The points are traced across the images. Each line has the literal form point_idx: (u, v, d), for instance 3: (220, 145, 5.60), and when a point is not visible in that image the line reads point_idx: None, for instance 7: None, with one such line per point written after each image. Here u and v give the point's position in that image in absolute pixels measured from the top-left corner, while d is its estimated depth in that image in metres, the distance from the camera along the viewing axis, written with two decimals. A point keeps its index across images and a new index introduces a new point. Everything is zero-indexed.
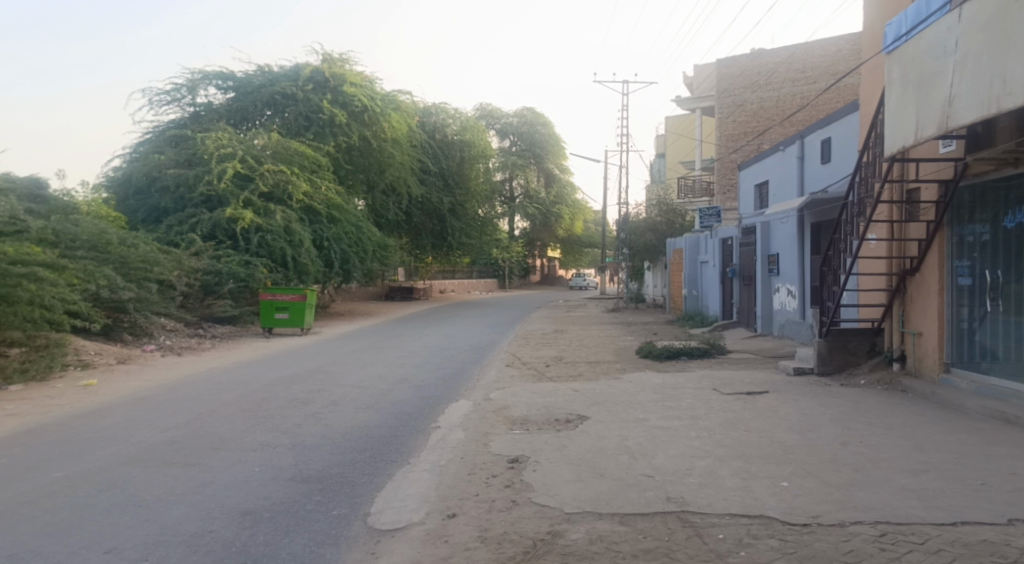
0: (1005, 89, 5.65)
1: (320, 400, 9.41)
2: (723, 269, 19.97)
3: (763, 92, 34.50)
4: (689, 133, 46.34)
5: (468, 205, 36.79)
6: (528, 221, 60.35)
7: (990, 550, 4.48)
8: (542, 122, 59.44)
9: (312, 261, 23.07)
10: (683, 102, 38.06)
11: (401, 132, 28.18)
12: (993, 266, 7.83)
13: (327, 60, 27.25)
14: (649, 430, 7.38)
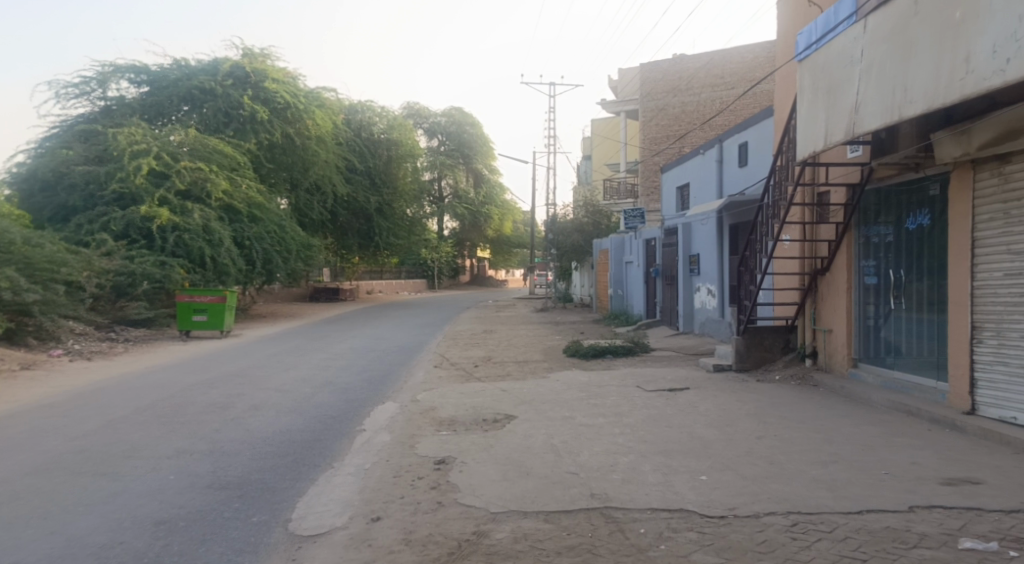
0: (907, 97, 6.12)
1: (240, 404, 9.14)
2: (646, 269, 20.41)
3: (684, 96, 35.38)
4: (614, 136, 47.23)
5: (395, 204, 36.47)
6: (457, 221, 60.16)
7: (892, 536, 4.82)
8: (470, 122, 59.06)
9: (233, 261, 22.49)
10: (608, 106, 38.71)
11: (325, 129, 27.71)
12: (896, 266, 8.21)
13: (248, 55, 26.52)
14: (574, 428, 7.45)
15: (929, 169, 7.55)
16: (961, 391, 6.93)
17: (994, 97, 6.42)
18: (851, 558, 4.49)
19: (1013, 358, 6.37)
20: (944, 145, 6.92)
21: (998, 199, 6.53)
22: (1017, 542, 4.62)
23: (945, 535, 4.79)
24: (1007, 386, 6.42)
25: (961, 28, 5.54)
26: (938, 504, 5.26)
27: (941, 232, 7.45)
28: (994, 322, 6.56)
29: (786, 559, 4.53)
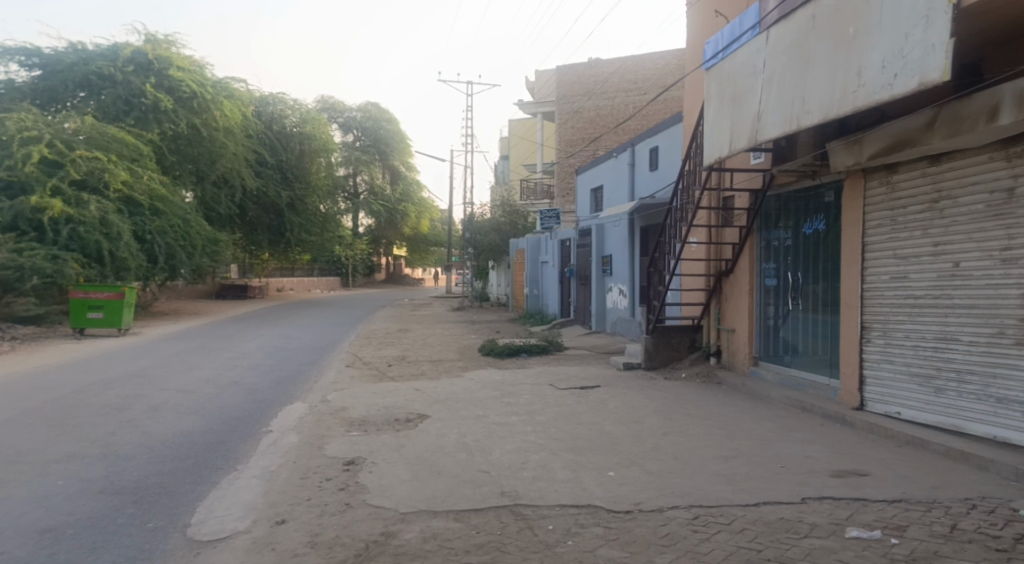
0: (804, 108, 6.44)
1: (138, 405, 8.75)
2: (561, 269, 20.72)
3: (598, 100, 35.80)
4: (530, 137, 47.78)
5: (308, 200, 35.75)
6: (373, 219, 56.73)
7: (786, 526, 5.06)
8: (387, 118, 56.81)
9: (133, 256, 21.44)
10: (524, 106, 38.82)
11: (233, 121, 26.94)
12: (794, 269, 8.63)
13: (150, 41, 25.28)
14: (486, 426, 7.47)
15: (824, 177, 7.97)
16: (851, 388, 7.42)
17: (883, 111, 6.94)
18: (747, 548, 4.69)
19: (898, 356, 6.91)
20: (838, 154, 7.27)
21: (885, 206, 7.09)
22: (897, 529, 4.92)
23: (834, 524, 5.06)
24: (892, 383, 6.96)
25: (852, 45, 5.90)
26: (828, 495, 5.55)
27: (835, 236, 7.89)
28: (881, 323, 7.12)
29: (686, 551, 4.69)
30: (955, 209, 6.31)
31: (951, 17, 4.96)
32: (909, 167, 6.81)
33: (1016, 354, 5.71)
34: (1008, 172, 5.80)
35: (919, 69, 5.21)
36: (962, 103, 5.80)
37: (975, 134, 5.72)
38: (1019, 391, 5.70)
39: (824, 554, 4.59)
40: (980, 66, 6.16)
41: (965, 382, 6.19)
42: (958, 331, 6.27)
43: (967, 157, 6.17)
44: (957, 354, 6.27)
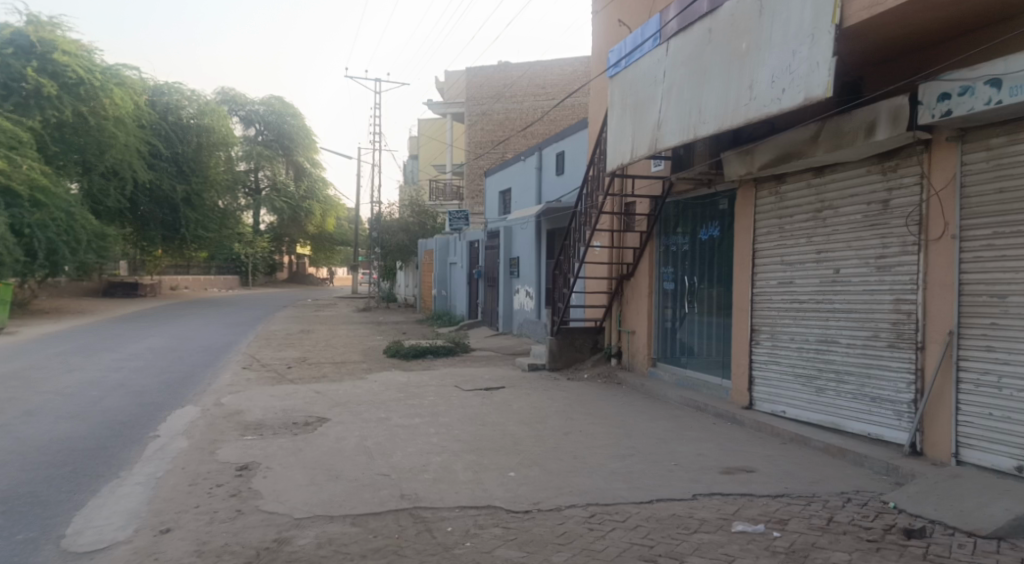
0: (700, 118, 6.68)
1: (11, 410, 8.17)
2: (469, 271, 20.75)
3: (507, 102, 34.12)
4: (440, 137, 47.34)
5: (205, 194, 34.48)
6: (274, 215, 53.91)
7: (677, 522, 5.22)
8: (292, 113, 53.69)
9: (8, 251, 20.18)
10: (433, 106, 38.39)
11: (124, 110, 25.59)
12: (691, 273, 8.97)
13: (33, 23, 23.62)
14: (388, 429, 7.38)
15: (719, 185, 8.33)
16: (741, 387, 7.80)
17: (772, 124, 7.35)
18: (639, 545, 4.81)
19: (783, 357, 7.33)
20: (732, 164, 7.61)
21: (774, 215, 7.50)
22: (780, 522, 5.16)
23: (721, 519, 5.25)
24: (779, 383, 7.36)
25: (745, 60, 6.18)
26: (718, 490, 5.76)
27: (729, 243, 8.27)
28: (769, 326, 7.53)
29: (582, 549, 4.76)
30: (837, 219, 6.76)
31: (835, 37, 5.31)
32: (795, 179, 7.22)
33: (889, 355, 6.18)
34: (883, 185, 6.30)
35: (804, 86, 5.52)
36: (843, 118, 6.22)
37: (854, 148, 6.15)
38: (892, 390, 6.15)
39: (711, 548, 4.76)
40: (860, 85, 6.56)
41: (844, 381, 6.62)
42: (838, 334, 6.70)
43: (848, 170, 6.64)
44: (837, 356, 6.70)
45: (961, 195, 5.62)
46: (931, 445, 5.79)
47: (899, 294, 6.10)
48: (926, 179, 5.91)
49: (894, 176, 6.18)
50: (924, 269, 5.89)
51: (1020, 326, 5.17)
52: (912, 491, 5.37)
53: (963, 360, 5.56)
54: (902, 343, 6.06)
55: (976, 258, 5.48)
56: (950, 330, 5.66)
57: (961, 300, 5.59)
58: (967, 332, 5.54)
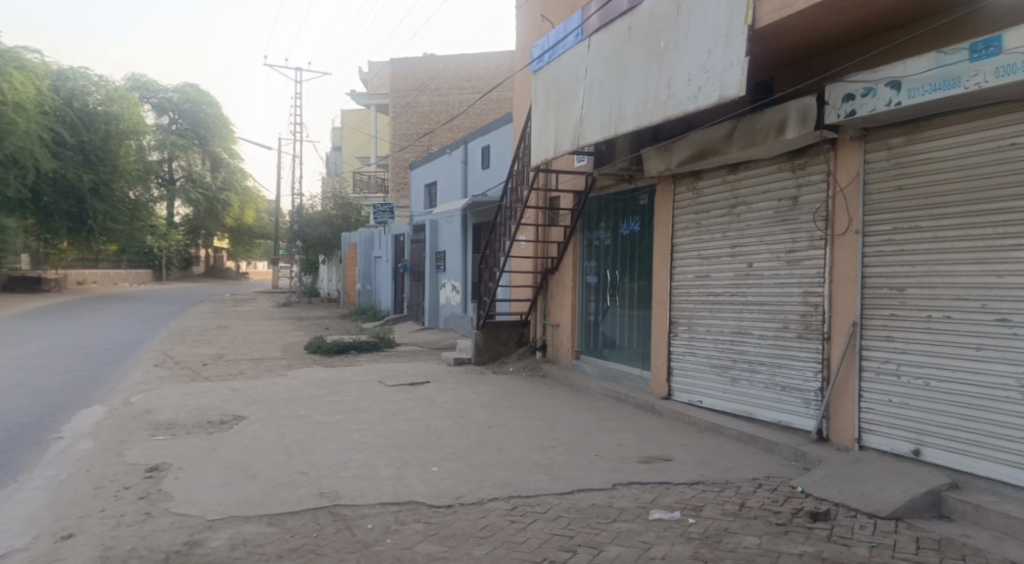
0: (621, 114, 6.78)
1: None
2: (394, 264, 20.57)
3: (432, 95, 33.87)
4: (364, 129, 46.65)
5: (114, 184, 33.03)
6: (190, 207, 52.03)
7: (597, 512, 5.30)
8: (207, 101, 51.29)
9: None
10: (357, 97, 37.73)
11: (24, 95, 24.19)
12: (613, 267, 9.13)
13: None
14: (309, 426, 7.24)
15: (639, 181, 8.49)
16: (660, 378, 7.99)
17: (689, 121, 7.53)
18: (560, 535, 4.86)
19: (699, 348, 7.54)
20: (652, 160, 7.77)
21: (691, 211, 7.70)
22: (695, 509, 5.29)
23: (640, 507, 5.36)
24: (695, 374, 7.56)
25: (663, 58, 6.30)
26: (637, 479, 5.88)
27: (649, 238, 8.44)
28: (687, 318, 7.72)
29: (502, 542, 4.78)
30: (750, 214, 6.99)
31: (748, 38, 5.46)
32: (711, 176, 7.43)
33: (797, 345, 6.43)
34: (793, 182, 6.55)
35: (719, 84, 5.66)
36: (756, 117, 6.45)
37: (765, 146, 6.39)
38: (800, 379, 6.42)
39: (629, 536, 4.85)
40: (771, 85, 6.79)
41: (756, 371, 6.85)
42: (751, 326, 6.93)
43: (760, 168, 6.88)
44: (750, 347, 6.93)
45: (863, 193, 5.89)
46: (836, 431, 6.06)
47: (807, 287, 6.36)
48: (833, 177, 6.16)
49: (803, 173, 6.44)
50: (831, 264, 6.15)
51: (916, 317, 5.47)
52: (819, 476, 5.61)
53: (865, 350, 5.84)
54: (810, 334, 6.32)
55: (877, 252, 5.77)
56: (853, 321, 5.94)
57: (863, 292, 5.87)
58: (869, 323, 5.82)
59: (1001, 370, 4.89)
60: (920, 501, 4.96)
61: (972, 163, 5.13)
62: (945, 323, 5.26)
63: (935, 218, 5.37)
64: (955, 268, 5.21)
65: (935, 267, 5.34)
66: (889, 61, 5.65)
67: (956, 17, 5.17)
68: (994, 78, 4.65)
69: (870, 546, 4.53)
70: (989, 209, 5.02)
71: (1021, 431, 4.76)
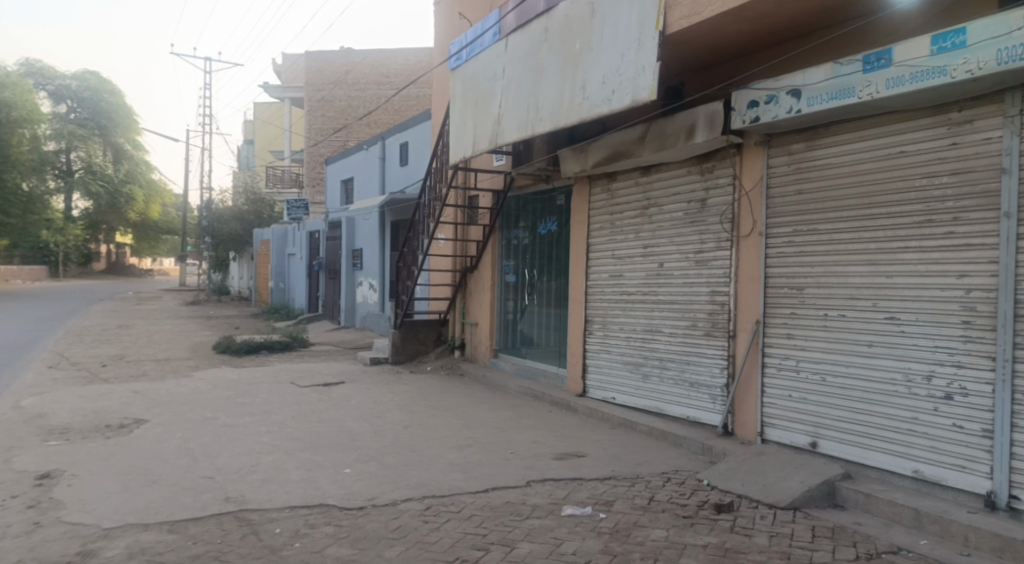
0: (538, 114, 6.85)
1: None
2: (309, 262, 20.19)
3: (349, 89, 33.18)
4: (277, 122, 45.42)
5: (5, 175, 30.99)
6: (90, 200, 49.15)
7: (510, 510, 5.32)
8: (109, 89, 49.30)
9: None
10: (270, 89, 36.71)
11: None
12: (530, 266, 9.21)
13: None
14: (216, 429, 7.02)
15: (557, 182, 8.59)
16: (576, 376, 8.13)
17: (604, 123, 7.68)
18: (473, 534, 4.86)
19: (613, 346, 7.69)
20: (568, 161, 7.89)
21: (606, 211, 7.84)
22: (606, 505, 5.39)
23: (552, 504, 5.41)
24: (609, 371, 7.71)
25: (578, 60, 6.39)
26: (551, 476, 5.95)
27: (566, 237, 8.55)
28: (601, 317, 7.86)
29: (415, 543, 4.73)
30: (661, 216, 7.17)
31: (658, 44, 5.60)
32: (625, 178, 7.59)
33: (705, 343, 6.64)
34: (701, 185, 6.76)
35: (631, 88, 5.78)
36: (667, 120, 6.64)
37: (676, 149, 6.58)
38: (707, 375, 6.63)
39: (541, 533, 4.89)
40: (681, 90, 6.99)
41: (666, 368, 7.04)
42: (662, 324, 7.12)
43: (671, 171, 7.07)
44: (660, 345, 7.12)
45: (766, 196, 6.12)
46: (740, 426, 6.30)
47: (714, 286, 6.58)
48: (738, 181, 6.39)
49: (711, 177, 6.66)
50: (736, 264, 6.37)
51: (813, 316, 5.73)
52: (724, 469, 5.81)
53: (767, 347, 6.08)
54: (716, 331, 6.53)
55: (778, 252, 6.01)
56: (757, 319, 6.17)
57: (766, 292, 6.11)
58: (771, 321, 6.06)
59: (890, 365, 5.17)
60: (816, 491, 5.19)
61: (864, 170, 5.41)
62: (840, 321, 5.53)
63: (831, 221, 5.63)
64: (848, 269, 5.48)
65: (830, 268, 5.61)
66: (790, 70, 5.90)
67: (851, 30, 5.44)
68: (884, 89, 4.92)
69: (770, 535, 4.71)
70: (879, 212, 5.29)
71: (907, 422, 5.05)
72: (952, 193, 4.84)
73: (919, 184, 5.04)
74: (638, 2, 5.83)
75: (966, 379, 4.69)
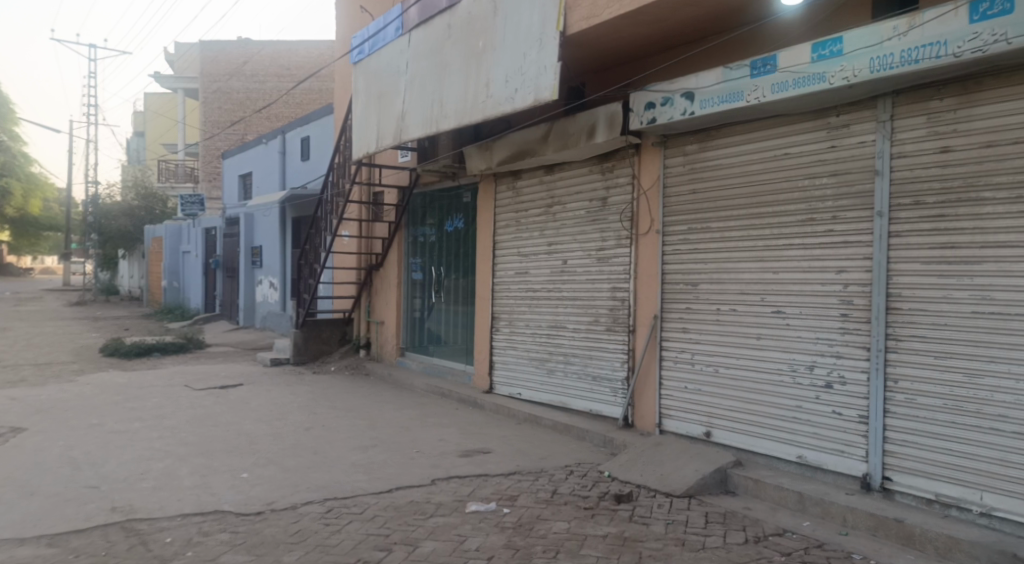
0: (442, 111, 6.82)
1: None
2: (205, 261, 19.48)
3: (247, 81, 32.13)
4: (171, 114, 43.42)
5: None
6: None
7: (414, 508, 5.29)
8: None
9: None
10: (162, 79, 35.09)
11: None
12: (437, 264, 9.20)
13: None
14: (102, 436, 6.67)
15: (462, 179, 8.60)
16: (483, 373, 8.18)
17: (509, 122, 7.75)
18: (375, 535, 4.80)
19: (519, 342, 7.77)
20: (473, 158, 7.93)
21: (511, 209, 7.91)
22: (510, 500, 5.44)
23: (457, 501, 5.41)
24: (515, 367, 7.79)
25: (481, 58, 6.41)
26: (455, 474, 5.95)
27: (472, 235, 8.58)
28: (508, 314, 7.93)
29: (315, 546, 4.64)
30: (564, 214, 7.29)
31: (559, 45, 5.68)
32: (529, 176, 7.68)
33: (607, 338, 6.81)
34: (602, 184, 6.91)
35: (534, 87, 5.83)
36: (569, 120, 6.77)
37: (578, 148, 6.72)
38: (608, 369, 6.80)
39: (445, 530, 4.88)
40: (583, 90, 7.14)
41: (570, 363, 7.17)
42: (566, 320, 7.24)
43: (573, 170, 7.20)
44: (565, 340, 7.24)
45: (663, 196, 6.31)
46: (639, 418, 6.49)
47: (615, 282, 6.74)
48: (636, 180, 6.56)
49: (612, 176, 6.81)
50: (636, 262, 6.54)
51: (707, 310, 5.95)
52: (624, 460, 5.96)
53: (664, 341, 6.28)
54: (618, 327, 6.70)
55: (674, 250, 6.21)
56: (655, 315, 6.36)
57: (664, 288, 6.30)
58: (668, 315, 6.26)
59: (776, 356, 5.44)
60: (710, 479, 5.40)
61: (753, 171, 5.65)
62: (731, 315, 5.77)
63: (722, 220, 5.86)
64: (738, 265, 5.72)
65: (722, 264, 5.84)
66: (685, 72, 6.10)
67: (740, 35, 5.68)
68: (769, 94, 5.15)
69: (666, 523, 4.87)
70: (765, 212, 5.54)
71: (791, 411, 5.33)
72: (831, 193, 5.12)
73: (802, 184, 5.30)
74: (539, 2, 5.90)
75: (844, 369, 4.99)
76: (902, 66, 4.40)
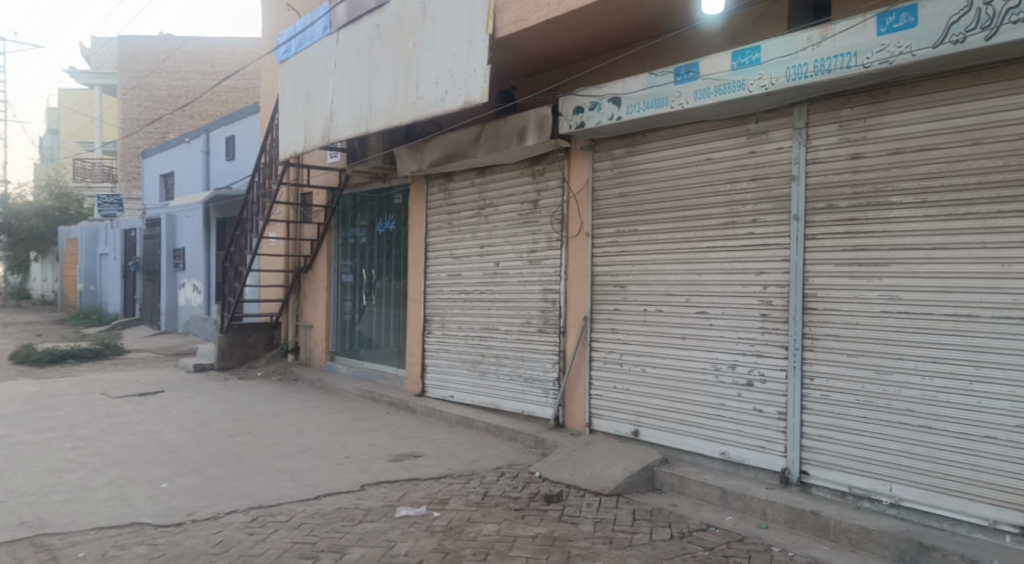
0: (372, 111, 6.76)
1: None
2: (125, 263, 18.78)
3: (169, 78, 31.18)
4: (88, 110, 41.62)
5: None
6: None
7: (342, 514, 5.22)
8: None
9: None
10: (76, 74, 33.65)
11: None
12: (368, 266, 9.13)
13: None
14: (9, 448, 6.36)
15: (393, 180, 8.55)
16: (414, 376, 8.15)
17: (441, 124, 7.76)
18: (301, 542, 4.71)
19: (451, 344, 7.77)
20: (404, 159, 7.89)
21: (443, 211, 7.90)
22: (440, 503, 5.42)
23: (386, 506, 5.36)
24: (447, 370, 7.79)
25: (411, 59, 6.38)
26: (385, 478, 5.90)
27: (403, 237, 8.55)
28: (440, 316, 7.91)
29: (238, 556, 4.51)
30: (495, 216, 7.32)
31: (487, 47, 5.69)
32: (461, 178, 7.68)
33: (539, 339, 6.87)
34: (533, 187, 6.96)
35: (464, 89, 5.84)
36: (500, 122, 6.82)
37: (509, 151, 6.78)
38: (540, 370, 6.86)
39: (374, 536, 4.82)
40: (513, 94, 7.20)
41: (502, 364, 7.21)
42: (498, 322, 7.27)
43: (504, 172, 7.24)
44: (497, 342, 7.27)
45: (592, 199, 6.40)
46: (570, 417, 6.57)
47: (547, 284, 6.80)
48: (566, 183, 6.64)
49: (542, 179, 6.87)
50: (567, 263, 6.62)
51: (635, 311, 6.05)
52: (554, 461, 6.02)
53: (594, 341, 6.38)
54: (549, 328, 6.77)
55: (603, 252, 6.31)
56: (585, 316, 6.44)
57: (593, 289, 6.39)
58: (597, 316, 6.36)
59: (700, 355, 5.57)
60: (637, 477, 5.50)
61: (677, 175, 5.77)
62: (657, 316, 5.89)
63: (648, 222, 5.97)
64: (665, 266, 5.84)
65: (649, 266, 5.96)
66: (613, 77, 6.20)
67: (666, 42, 5.81)
68: (693, 100, 5.28)
69: (594, 522, 4.93)
70: (689, 214, 5.68)
71: (715, 409, 5.48)
72: (750, 197, 5.28)
73: (724, 188, 5.45)
74: (467, 4, 5.91)
75: (765, 367, 5.15)
76: (816, 75, 4.57)
